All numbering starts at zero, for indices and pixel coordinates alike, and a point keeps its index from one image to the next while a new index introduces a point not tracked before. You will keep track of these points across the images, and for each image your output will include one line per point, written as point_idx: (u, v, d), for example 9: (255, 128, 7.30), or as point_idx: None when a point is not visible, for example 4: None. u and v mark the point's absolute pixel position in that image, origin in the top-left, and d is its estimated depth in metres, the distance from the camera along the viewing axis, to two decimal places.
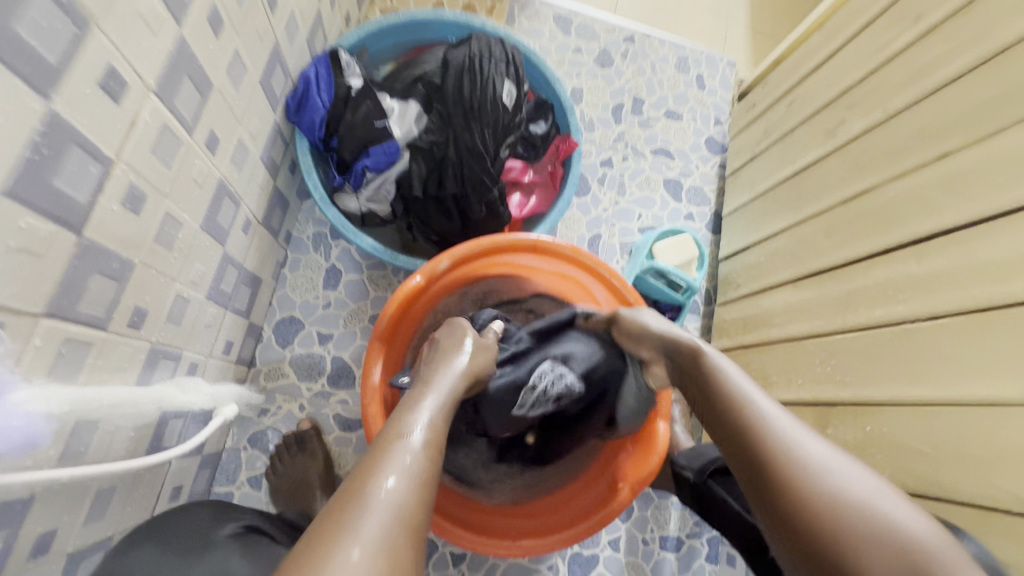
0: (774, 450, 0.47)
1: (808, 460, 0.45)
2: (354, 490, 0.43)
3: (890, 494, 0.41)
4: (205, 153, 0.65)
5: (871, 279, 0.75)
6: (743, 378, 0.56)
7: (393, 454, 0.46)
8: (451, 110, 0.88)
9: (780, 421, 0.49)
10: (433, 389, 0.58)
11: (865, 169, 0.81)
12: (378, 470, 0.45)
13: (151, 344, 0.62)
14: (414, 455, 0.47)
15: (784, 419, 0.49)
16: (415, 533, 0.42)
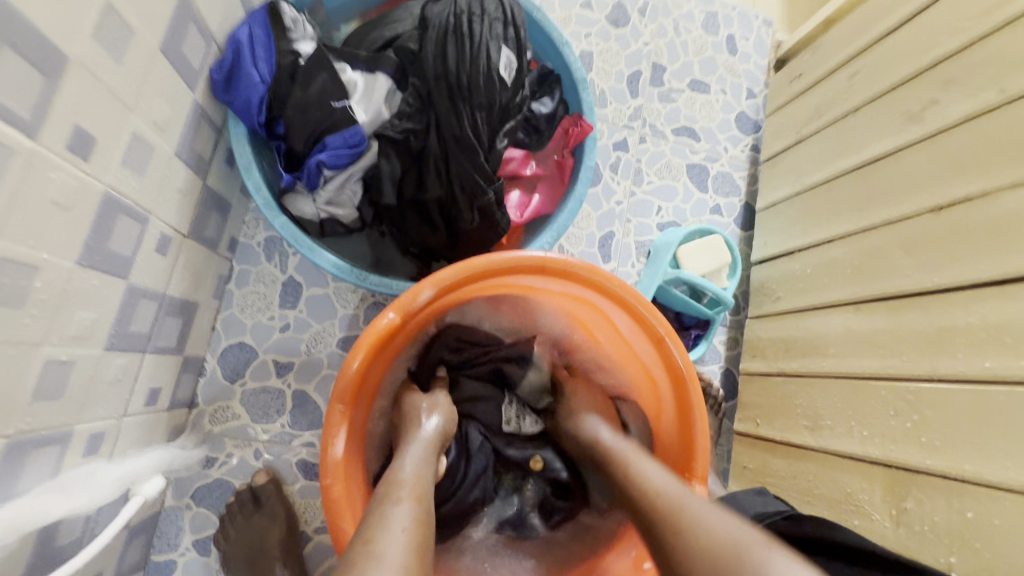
0: (678, 526, 0.49)
1: (708, 528, 0.47)
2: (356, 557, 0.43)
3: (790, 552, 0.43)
4: (70, 160, 0.44)
5: (979, 318, 0.59)
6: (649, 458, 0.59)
7: (385, 524, 0.46)
8: (432, 86, 0.67)
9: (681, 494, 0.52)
10: (407, 456, 0.57)
11: (971, 169, 0.63)
12: (376, 536, 0.45)
13: (9, 441, 0.45)
14: (403, 520, 0.47)
15: (683, 492, 0.52)
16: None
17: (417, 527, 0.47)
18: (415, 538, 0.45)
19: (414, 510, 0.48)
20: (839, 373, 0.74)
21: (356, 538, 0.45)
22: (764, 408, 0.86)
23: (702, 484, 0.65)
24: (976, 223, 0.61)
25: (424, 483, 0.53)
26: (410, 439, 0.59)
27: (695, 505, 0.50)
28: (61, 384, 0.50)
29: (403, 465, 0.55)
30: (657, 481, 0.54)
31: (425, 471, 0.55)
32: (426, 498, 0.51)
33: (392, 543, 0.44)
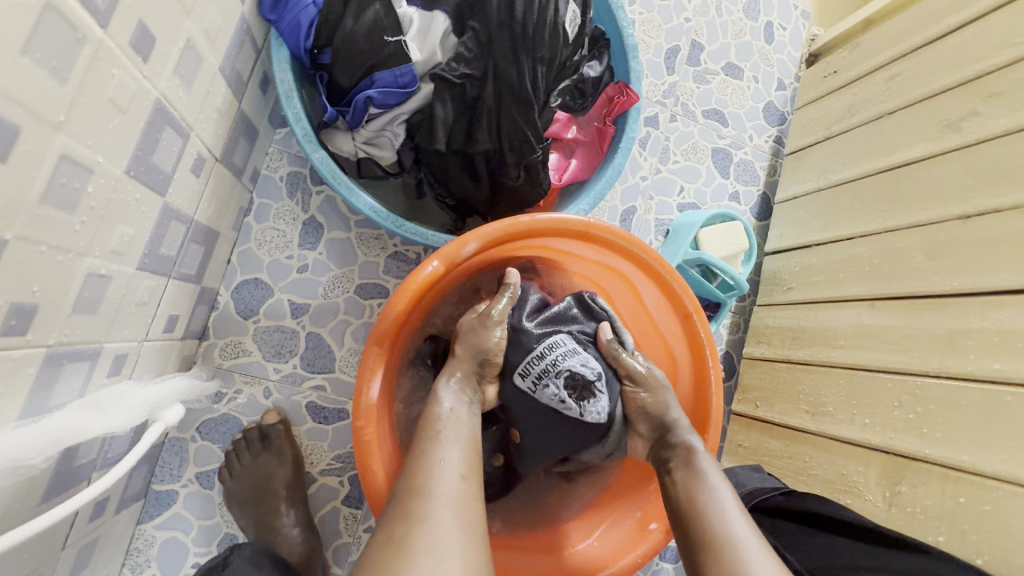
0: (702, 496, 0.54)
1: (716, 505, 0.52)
2: (411, 486, 0.47)
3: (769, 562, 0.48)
4: (131, 59, 0.41)
5: (994, 323, 0.62)
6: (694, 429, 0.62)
7: (427, 461, 0.50)
8: (494, 32, 0.64)
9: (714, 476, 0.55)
10: (444, 391, 0.58)
11: (1002, 182, 0.66)
12: (424, 470, 0.49)
13: (48, 350, 0.43)
14: (446, 461, 0.50)
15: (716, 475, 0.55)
16: (471, 506, 0.47)
17: (460, 461, 0.50)
18: (462, 468, 0.50)
19: (460, 450, 0.52)
20: (847, 364, 0.78)
21: (404, 474, 0.49)
22: (766, 391, 0.89)
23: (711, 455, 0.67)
24: (1001, 233, 0.65)
25: (460, 416, 0.56)
26: (448, 373, 0.62)
27: (720, 487, 0.54)
28: (98, 297, 0.47)
29: (442, 400, 0.58)
30: (724, 513, 0.52)
31: (462, 409, 0.58)
32: (466, 434, 0.55)
33: (440, 480, 0.48)
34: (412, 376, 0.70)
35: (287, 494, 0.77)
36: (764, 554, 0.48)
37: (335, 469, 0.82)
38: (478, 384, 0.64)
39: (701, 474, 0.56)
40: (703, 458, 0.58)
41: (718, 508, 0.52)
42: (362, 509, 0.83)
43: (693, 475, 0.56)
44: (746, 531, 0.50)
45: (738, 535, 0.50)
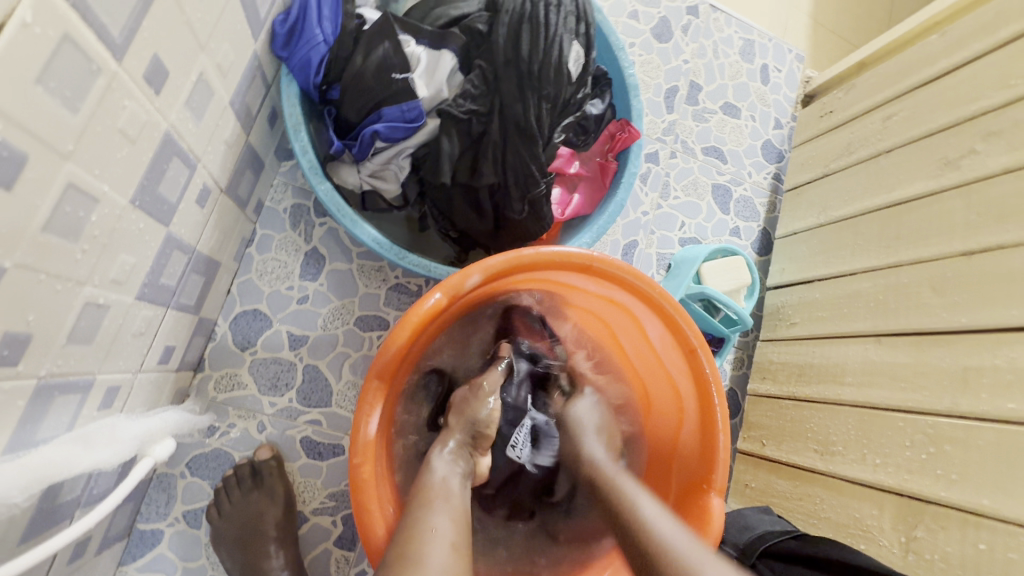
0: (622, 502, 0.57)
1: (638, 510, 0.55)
2: (405, 552, 0.46)
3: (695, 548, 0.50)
4: (144, 91, 0.42)
5: (1007, 361, 0.61)
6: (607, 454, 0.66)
7: (421, 527, 0.49)
8: (500, 71, 0.66)
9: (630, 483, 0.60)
10: (433, 460, 0.60)
11: (1006, 220, 0.67)
12: (418, 537, 0.48)
13: (37, 382, 0.42)
14: (438, 528, 0.49)
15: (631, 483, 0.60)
16: None
17: (451, 531, 0.50)
18: (453, 538, 0.49)
19: (450, 519, 0.51)
20: (856, 402, 0.76)
21: (396, 539, 0.48)
22: (773, 428, 0.87)
23: (719, 496, 0.64)
24: (1006, 270, 0.65)
25: (452, 484, 0.57)
26: (442, 441, 0.63)
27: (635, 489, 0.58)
28: (94, 328, 0.46)
29: (435, 468, 0.58)
30: (662, 531, 0.53)
31: (453, 477, 0.58)
32: (457, 504, 0.55)
33: (433, 548, 0.47)
34: (411, 420, 0.69)
35: (277, 535, 0.74)
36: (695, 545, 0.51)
37: (328, 508, 0.79)
38: (472, 453, 0.64)
39: (631, 500, 0.57)
40: (627, 486, 0.59)
41: (649, 517, 0.54)
42: (355, 551, 0.79)
43: (620, 504, 0.57)
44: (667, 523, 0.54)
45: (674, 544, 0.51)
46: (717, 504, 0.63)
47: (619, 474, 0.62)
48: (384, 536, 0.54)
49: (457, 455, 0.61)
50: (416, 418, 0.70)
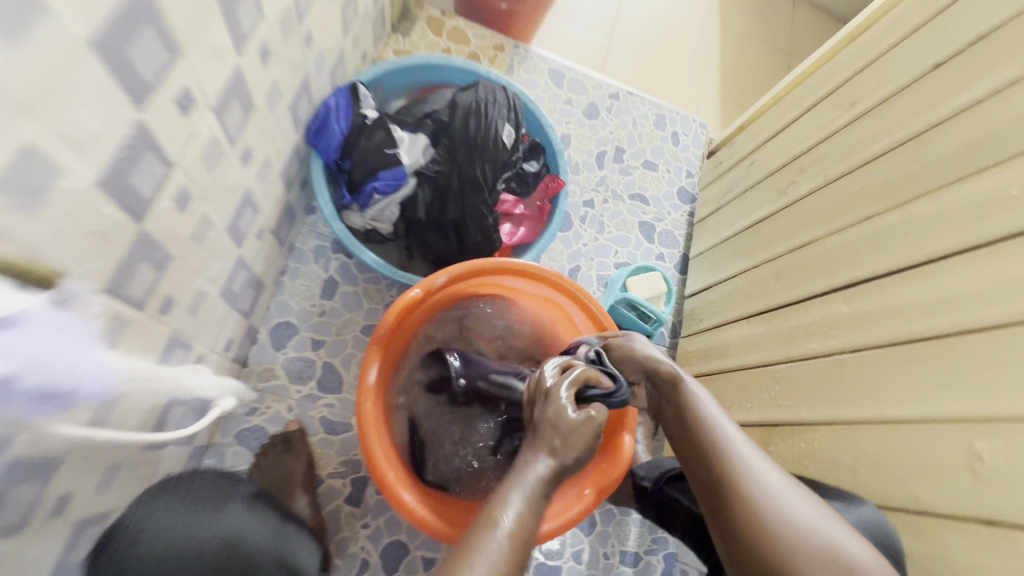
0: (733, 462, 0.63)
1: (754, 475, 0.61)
2: (457, 565, 0.52)
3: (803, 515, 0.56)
4: (239, 164, 0.72)
5: (809, 315, 0.86)
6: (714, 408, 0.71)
7: (485, 542, 0.54)
8: (457, 145, 0.98)
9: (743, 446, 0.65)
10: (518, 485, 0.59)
11: (806, 224, 0.94)
12: (474, 557, 0.53)
13: (172, 331, 0.68)
14: (500, 542, 0.54)
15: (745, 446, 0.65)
16: None
17: (510, 547, 0.55)
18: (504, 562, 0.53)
19: (510, 538, 0.55)
20: (734, 368, 1.01)
21: (455, 551, 0.54)
22: None
23: (628, 434, 0.90)
24: (810, 258, 0.90)
25: (525, 527, 0.57)
26: (527, 467, 0.61)
27: (738, 448, 0.64)
28: (197, 306, 0.74)
29: (513, 493, 0.59)
30: (765, 502, 0.58)
31: (526, 519, 0.57)
32: (528, 523, 0.57)
33: (483, 565, 0.52)
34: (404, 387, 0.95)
35: (302, 484, 0.95)
36: (797, 506, 0.58)
37: (340, 472, 1.02)
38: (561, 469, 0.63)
39: (740, 463, 0.62)
40: (713, 421, 0.68)
41: (752, 488, 0.60)
42: (361, 507, 1.01)
43: (726, 459, 0.63)
44: (781, 492, 0.59)
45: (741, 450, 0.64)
46: (626, 439, 0.89)
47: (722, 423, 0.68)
48: (379, 452, 0.79)
49: (539, 490, 0.60)
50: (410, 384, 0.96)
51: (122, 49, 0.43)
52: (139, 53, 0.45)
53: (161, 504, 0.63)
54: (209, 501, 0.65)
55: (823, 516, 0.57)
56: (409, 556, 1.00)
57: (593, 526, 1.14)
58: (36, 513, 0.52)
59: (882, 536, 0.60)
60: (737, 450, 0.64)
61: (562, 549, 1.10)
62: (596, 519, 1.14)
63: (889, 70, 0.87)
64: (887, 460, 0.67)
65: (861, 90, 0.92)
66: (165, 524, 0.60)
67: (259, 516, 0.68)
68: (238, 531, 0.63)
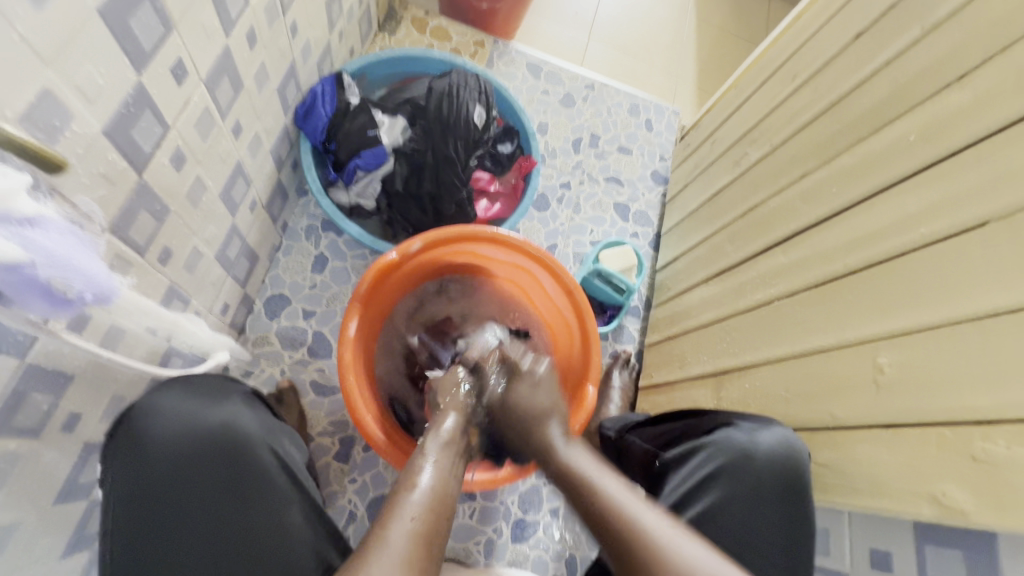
0: (609, 506, 0.59)
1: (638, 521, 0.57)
2: (374, 539, 0.55)
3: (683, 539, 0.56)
4: (231, 137, 0.82)
5: (754, 270, 0.93)
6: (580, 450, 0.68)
7: (403, 498, 0.59)
8: (432, 125, 1.07)
9: (614, 487, 0.61)
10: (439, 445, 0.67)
11: (755, 189, 1.02)
12: (392, 518, 0.56)
13: (170, 283, 0.77)
14: (420, 494, 0.60)
15: (616, 486, 0.61)
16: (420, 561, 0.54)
17: (427, 504, 0.59)
18: (423, 521, 0.57)
19: (428, 495, 0.60)
20: (694, 327, 1.08)
21: (374, 525, 0.57)
22: (657, 363, 1.18)
23: (593, 387, 0.96)
24: (756, 219, 0.98)
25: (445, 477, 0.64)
26: (434, 432, 0.70)
27: (612, 484, 0.61)
28: (194, 264, 0.83)
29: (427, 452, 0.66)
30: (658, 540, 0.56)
31: (443, 473, 0.64)
32: (444, 479, 0.64)
33: (400, 528, 0.56)
34: (385, 344, 1.04)
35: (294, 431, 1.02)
36: (682, 536, 0.56)
37: (329, 431, 1.10)
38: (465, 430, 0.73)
39: (624, 505, 0.59)
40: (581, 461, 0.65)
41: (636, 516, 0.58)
42: (348, 463, 1.09)
43: (601, 499, 0.60)
44: (670, 530, 0.57)
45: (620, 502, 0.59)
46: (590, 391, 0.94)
47: (581, 458, 0.66)
48: (357, 395, 0.87)
49: (449, 449, 0.68)
50: (391, 346, 1.06)
51: (124, 19, 0.52)
52: (139, 24, 0.54)
53: (173, 387, 0.69)
54: (211, 394, 0.70)
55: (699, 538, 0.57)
56: None
57: None
58: (50, 423, 0.60)
59: (790, 455, 0.70)
60: (611, 488, 0.61)
61: (539, 506, 1.16)
62: None
63: (823, 44, 0.95)
64: (813, 387, 0.73)
65: (800, 64, 0.99)
66: (172, 413, 0.67)
67: (258, 413, 0.72)
68: (233, 422, 0.68)
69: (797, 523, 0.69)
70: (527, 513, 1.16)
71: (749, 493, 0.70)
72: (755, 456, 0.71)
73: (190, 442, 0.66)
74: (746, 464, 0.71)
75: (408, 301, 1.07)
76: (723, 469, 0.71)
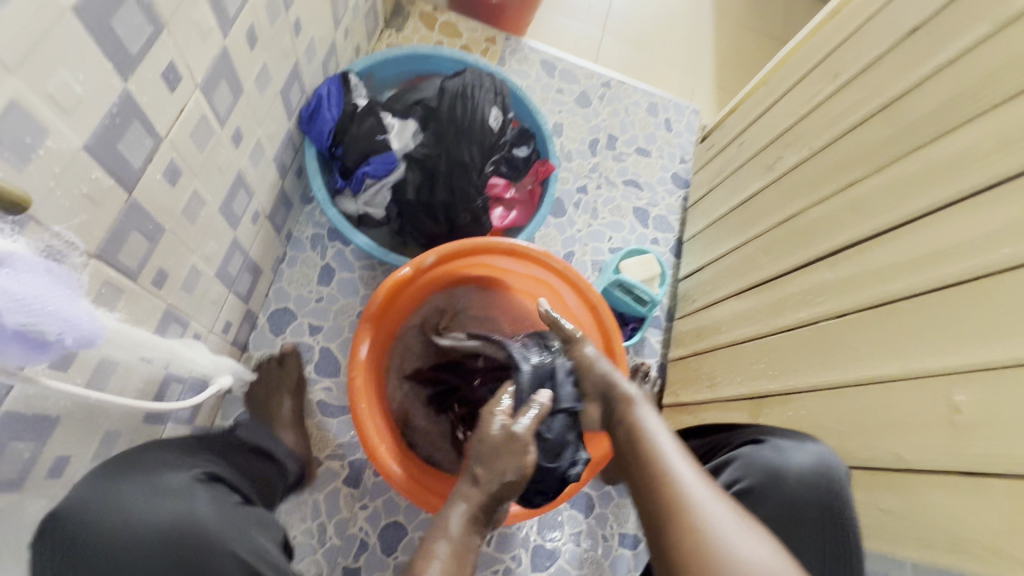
0: (674, 485, 0.57)
1: (705, 507, 0.54)
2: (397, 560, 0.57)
3: (746, 541, 0.51)
4: (230, 145, 0.75)
5: (794, 286, 0.87)
6: (662, 430, 0.66)
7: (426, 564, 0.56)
8: (445, 129, 1.01)
9: (686, 469, 0.58)
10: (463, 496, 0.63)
11: (791, 197, 0.95)
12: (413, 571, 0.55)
13: (166, 306, 0.71)
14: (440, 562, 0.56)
15: (689, 469, 0.58)
16: None
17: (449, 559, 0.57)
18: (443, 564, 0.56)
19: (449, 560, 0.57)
20: (725, 343, 1.01)
21: None
22: (683, 380, 1.12)
23: None
24: (795, 230, 0.91)
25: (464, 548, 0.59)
26: (462, 498, 0.62)
27: (685, 467, 0.59)
28: (193, 284, 0.77)
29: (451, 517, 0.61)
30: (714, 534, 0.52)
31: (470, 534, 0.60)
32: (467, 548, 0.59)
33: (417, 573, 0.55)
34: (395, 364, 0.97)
35: (290, 390, 1.00)
36: (745, 534, 0.52)
37: (338, 454, 1.04)
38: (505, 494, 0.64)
39: (688, 487, 0.56)
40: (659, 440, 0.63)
41: (700, 503, 0.54)
42: (359, 488, 1.03)
43: (669, 474, 0.58)
44: (733, 525, 0.52)
45: (689, 482, 0.57)
46: None
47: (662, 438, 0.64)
48: (370, 426, 0.81)
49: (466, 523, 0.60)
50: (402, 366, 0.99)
51: (105, 19, 0.45)
52: (122, 24, 0.47)
53: (124, 474, 0.60)
54: (163, 479, 0.61)
55: (768, 544, 0.52)
56: (408, 536, 1.01)
57: (591, 508, 1.13)
58: (32, 472, 0.54)
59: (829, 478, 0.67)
60: (683, 471, 0.58)
61: (560, 530, 1.10)
62: (593, 502, 1.14)
63: (869, 40, 0.87)
64: (870, 422, 0.67)
65: (842, 62, 0.92)
66: (112, 504, 0.57)
67: (217, 504, 0.63)
68: (190, 510, 0.59)
69: (834, 552, 0.65)
70: (547, 539, 1.10)
71: (779, 514, 0.66)
72: (786, 475, 0.68)
73: (132, 540, 0.55)
74: (777, 484, 0.68)
75: (421, 317, 0.99)
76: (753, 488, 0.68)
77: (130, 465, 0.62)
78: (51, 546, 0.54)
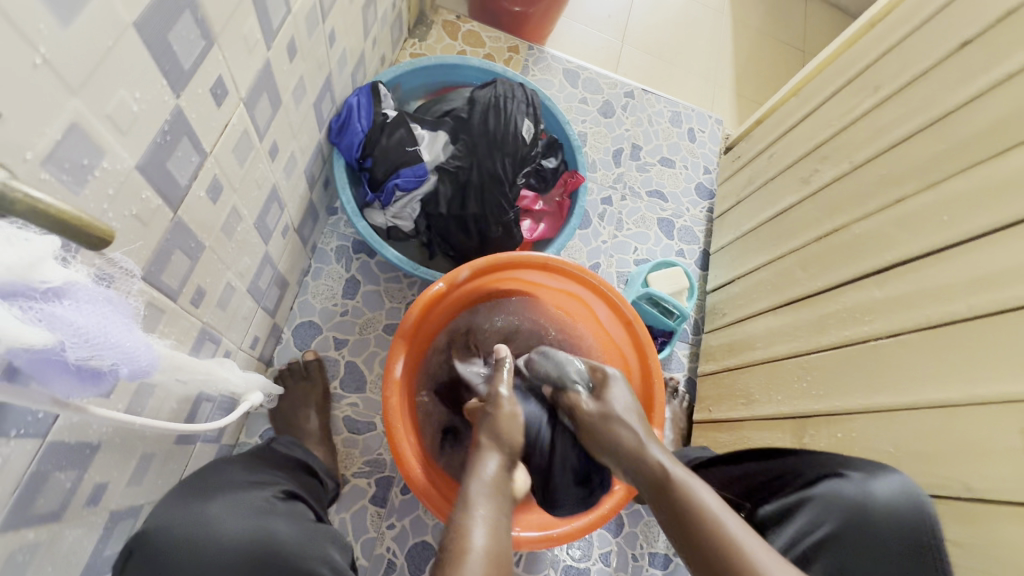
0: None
1: None
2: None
3: None
4: (267, 159, 0.73)
5: (839, 303, 0.85)
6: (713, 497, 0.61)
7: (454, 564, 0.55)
8: (476, 140, 0.99)
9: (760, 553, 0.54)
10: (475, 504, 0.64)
11: (832, 211, 0.93)
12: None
13: (202, 325, 0.69)
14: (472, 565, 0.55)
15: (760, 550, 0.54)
16: None
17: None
18: None
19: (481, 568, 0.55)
20: (762, 359, 0.99)
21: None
22: (716, 396, 1.09)
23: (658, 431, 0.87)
24: (837, 245, 0.89)
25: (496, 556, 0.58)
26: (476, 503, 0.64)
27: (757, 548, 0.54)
28: (226, 300, 0.75)
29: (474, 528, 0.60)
30: None
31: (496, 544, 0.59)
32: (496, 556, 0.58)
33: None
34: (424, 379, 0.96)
35: (316, 404, 0.98)
36: None
37: (364, 472, 1.02)
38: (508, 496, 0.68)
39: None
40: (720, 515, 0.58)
41: None
42: (386, 507, 1.00)
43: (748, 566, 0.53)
44: None
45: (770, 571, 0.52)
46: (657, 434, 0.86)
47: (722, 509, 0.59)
48: (405, 444, 0.79)
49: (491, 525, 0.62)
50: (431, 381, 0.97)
51: (162, 34, 0.43)
52: (177, 38, 0.45)
53: (211, 498, 0.62)
54: (243, 494, 0.64)
55: None
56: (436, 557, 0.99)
57: (620, 527, 1.11)
58: (72, 501, 0.52)
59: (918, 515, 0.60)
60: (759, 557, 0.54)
61: (589, 550, 1.08)
62: (622, 520, 1.12)
63: (915, 52, 0.86)
64: (933, 448, 0.65)
65: (885, 75, 0.91)
66: (200, 526, 0.59)
67: (297, 523, 0.65)
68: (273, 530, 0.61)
69: None
70: (577, 558, 1.07)
71: (868, 558, 0.60)
72: (873, 514, 0.61)
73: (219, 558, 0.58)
74: (863, 526, 0.61)
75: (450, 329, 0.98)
76: (835, 532, 0.61)
77: (208, 489, 0.63)
78: (145, 560, 0.56)
